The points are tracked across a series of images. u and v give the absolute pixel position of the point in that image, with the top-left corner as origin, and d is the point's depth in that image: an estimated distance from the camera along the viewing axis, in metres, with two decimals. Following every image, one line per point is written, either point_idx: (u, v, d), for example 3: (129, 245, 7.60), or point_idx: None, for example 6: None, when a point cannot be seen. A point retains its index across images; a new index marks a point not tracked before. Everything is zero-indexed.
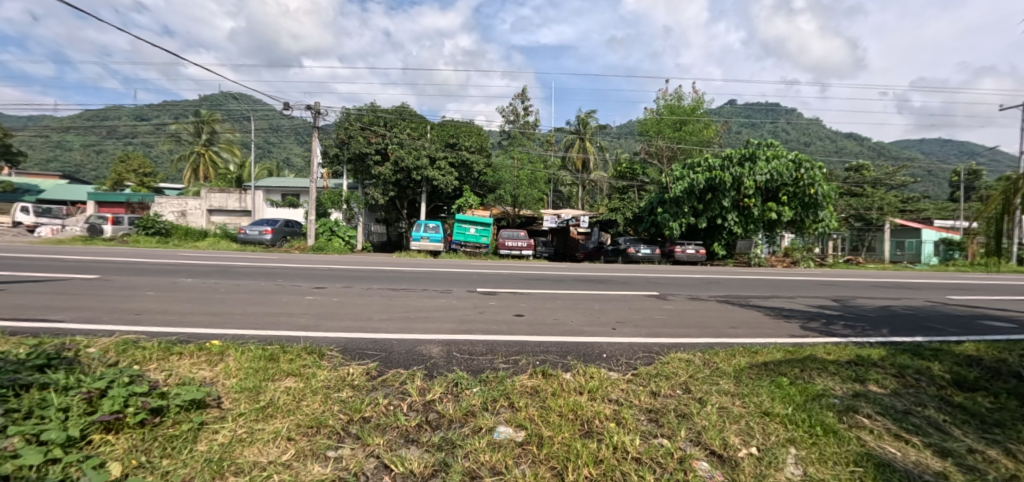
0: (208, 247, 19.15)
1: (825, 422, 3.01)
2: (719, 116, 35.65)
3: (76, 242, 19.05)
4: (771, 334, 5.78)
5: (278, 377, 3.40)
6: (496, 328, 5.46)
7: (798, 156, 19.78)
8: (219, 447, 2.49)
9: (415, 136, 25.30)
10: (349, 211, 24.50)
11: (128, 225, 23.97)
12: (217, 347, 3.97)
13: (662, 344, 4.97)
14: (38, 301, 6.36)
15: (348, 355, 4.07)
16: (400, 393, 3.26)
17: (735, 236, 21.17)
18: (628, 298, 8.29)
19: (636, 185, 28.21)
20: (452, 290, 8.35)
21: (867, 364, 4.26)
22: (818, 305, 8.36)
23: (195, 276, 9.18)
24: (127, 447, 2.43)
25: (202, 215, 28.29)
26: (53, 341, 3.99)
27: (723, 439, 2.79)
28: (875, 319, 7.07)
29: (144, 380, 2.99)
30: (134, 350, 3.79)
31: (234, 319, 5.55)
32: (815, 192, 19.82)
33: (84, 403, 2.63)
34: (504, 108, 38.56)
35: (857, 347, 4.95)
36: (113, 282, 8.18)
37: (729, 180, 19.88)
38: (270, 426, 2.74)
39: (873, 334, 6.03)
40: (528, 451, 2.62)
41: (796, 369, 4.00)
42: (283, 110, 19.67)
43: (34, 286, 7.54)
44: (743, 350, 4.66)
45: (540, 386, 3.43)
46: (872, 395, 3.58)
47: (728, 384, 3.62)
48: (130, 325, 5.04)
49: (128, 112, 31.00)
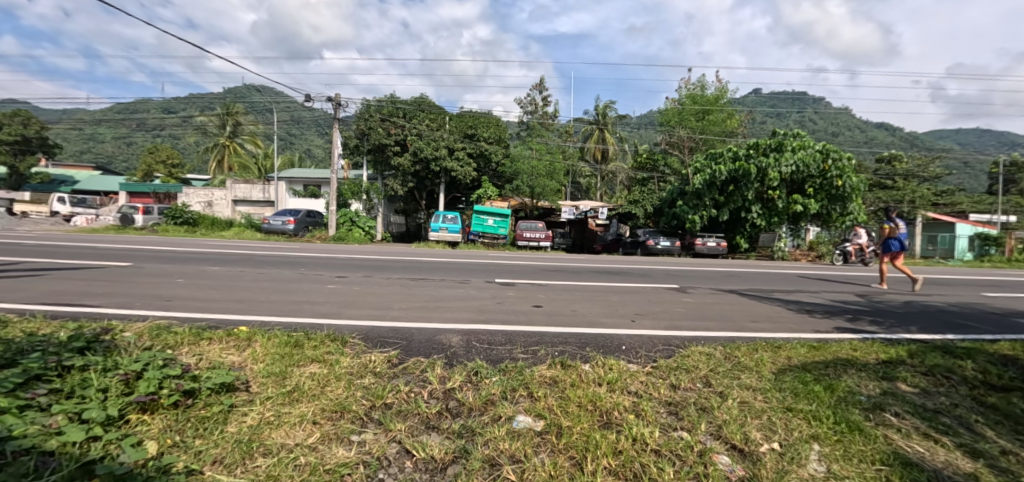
0: (234, 237, 19.68)
1: (851, 419, 2.95)
2: (742, 106, 34.86)
3: (110, 231, 19.72)
4: (793, 330, 5.68)
5: (303, 363, 3.49)
6: (514, 318, 5.50)
7: (825, 146, 19.32)
8: (248, 429, 2.57)
9: (433, 127, 25.40)
10: (368, 201, 25.15)
11: (157, 215, 24.72)
12: (244, 333, 4.09)
13: (682, 337, 4.92)
14: (77, 287, 6.67)
15: (370, 343, 4.14)
16: (421, 381, 3.31)
17: (758, 228, 20.65)
18: (647, 290, 8.25)
19: (656, 177, 28.68)
20: (469, 281, 8.42)
21: (895, 363, 4.14)
22: (844, 300, 8.17)
23: (221, 265, 9.44)
24: (162, 427, 2.53)
25: (227, 205, 29.55)
26: (91, 325, 4.16)
27: (744, 434, 2.76)
28: (902, 316, 6.87)
29: (177, 364, 3.10)
30: (166, 335, 3.94)
31: (258, 306, 5.73)
32: (843, 184, 19.21)
33: (120, 384, 2.76)
34: (522, 99, 38.10)
35: (885, 345, 4.84)
36: (143, 269, 8.52)
37: (753, 172, 19.41)
38: (297, 410, 2.81)
39: (902, 331, 5.85)
40: (548, 441, 2.63)
41: (822, 367, 3.91)
42: (304, 102, 20.20)
43: (71, 273, 7.83)
44: (766, 345, 4.58)
45: (558, 376, 3.43)
46: (901, 394, 3.48)
47: (749, 379, 3.58)
48: (161, 310, 5.25)
49: (156, 105, 31.94)
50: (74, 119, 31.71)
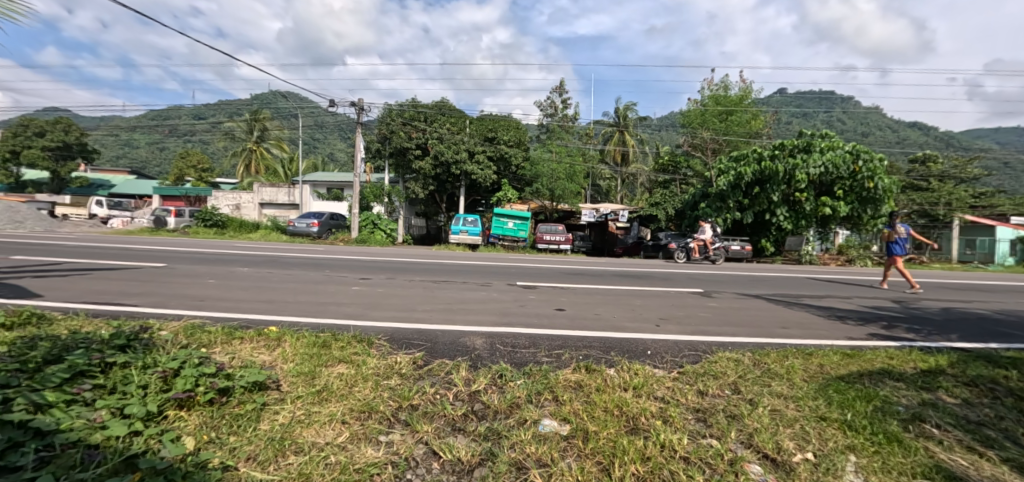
0: (261, 238, 20.22)
1: (889, 430, 2.85)
2: (767, 106, 34.18)
3: (144, 233, 20.52)
4: (825, 336, 5.50)
5: (331, 363, 3.56)
6: (536, 322, 5.48)
7: (855, 147, 18.79)
8: (280, 427, 2.64)
9: (454, 130, 25.64)
10: (390, 204, 25.61)
11: (188, 218, 25.61)
12: (274, 333, 4.19)
13: (708, 342, 4.83)
14: (115, 286, 6.95)
15: (395, 344, 4.20)
16: (446, 383, 3.33)
17: (785, 231, 20.14)
18: (671, 294, 8.13)
19: (678, 178, 28.29)
20: (491, 283, 8.45)
21: (935, 373, 3.97)
22: (877, 306, 7.89)
23: (250, 266, 9.70)
24: (198, 423, 2.60)
25: (255, 208, 30.62)
26: (131, 323, 4.34)
27: (776, 443, 2.69)
28: (941, 323, 6.58)
29: (212, 362, 3.20)
30: (200, 333, 4.07)
31: (286, 307, 5.87)
32: (874, 186, 18.55)
33: (159, 381, 2.86)
34: (541, 102, 38.19)
35: (923, 353, 4.65)
36: (177, 270, 8.82)
37: (781, 173, 18.90)
38: (326, 409, 2.87)
39: (942, 340, 5.60)
40: (574, 445, 2.61)
41: (856, 376, 3.78)
42: (329, 107, 20.69)
43: (110, 273, 8.17)
44: (797, 351, 4.47)
45: (583, 381, 3.40)
46: (942, 405, 3.33)
47: (781, 386, 3.48)
48: (195, 310, 5.41)
49: (188, 111, 33.16)
50: (113, 126, 33.11)
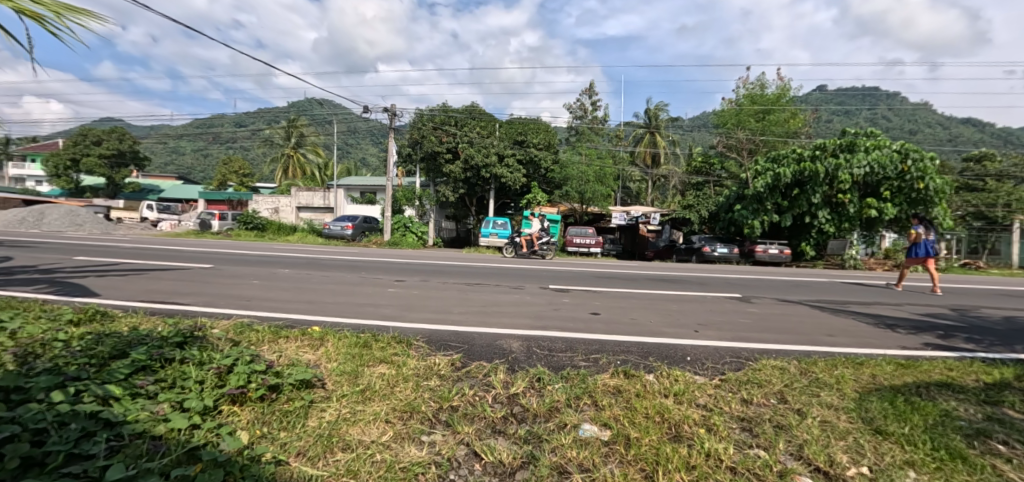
0: (298, 241, 20.96)
1: (952, 446, 2.69)
2: (806, 105, 32.95)
3: (191, 236, 21.61)
4: (876, 346, 5.24)
5: (372, 363, 3.65)
6: (571, 326, 5.45)
7: (904, 146, 17.82)
8: (327, 424, 2.72)
9: (484, 134, 25.85)
10: (421, 207, 26.07)
11: (231, 220, 26.82)
12: (317, 333, 4.33)
13: (751, 349, 4.68)
14: (169, 286, 7.33)
15: (433, 345, 4.27)
16: (485, 385, 3.35)
17: (827, 235, 19.34)
18: (708, 299, 7.93)
19: (712, 180, 27.63)
20: (523, 286, 8.46)
21: (1000, 387, 3.72)
22: (933, 314, 7.44)
23: (290, 268, 10.05)
24: (251, 418, 2.72)
25: (292, 211, 31.55)
26: (186, 321, 4.59)
27: (829, 456, 2.58)
28: (1005, 334, 6.14)
29: (262, 360, 3.33)
30: (249, 332, 4.26)
31: (327, 307, 6.06)
32: (925, 187, 17.47)
33: (215, 377, 3.00)
34: (571, 104, 38.12)
35: (986, 366, 4.37)
36: (223, 270, 9.24)
37: (822, 173, 18.14)
38: (370, 407, 2.94)
39: (1007, 351, 5.25)
40: (616, 450, 2.59)
41: (912, 388, 3.59)
42: (363, 113, 21.20)
43: (162, 273, 8.63)
44: (846, 360, 4.28)
45: (622, 386, 3.36)
46: (1010, 420, 3.12)
47: (830, 396, 3.35)
48: (242, 310, 5.66)
49: (231, 119, 34.72)
50: (163, 135, 35.07)
